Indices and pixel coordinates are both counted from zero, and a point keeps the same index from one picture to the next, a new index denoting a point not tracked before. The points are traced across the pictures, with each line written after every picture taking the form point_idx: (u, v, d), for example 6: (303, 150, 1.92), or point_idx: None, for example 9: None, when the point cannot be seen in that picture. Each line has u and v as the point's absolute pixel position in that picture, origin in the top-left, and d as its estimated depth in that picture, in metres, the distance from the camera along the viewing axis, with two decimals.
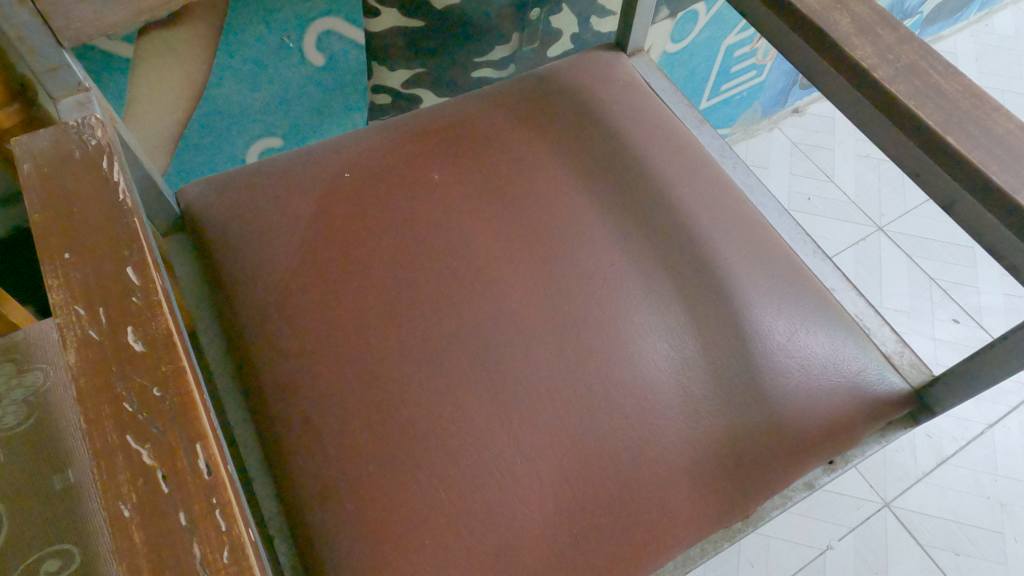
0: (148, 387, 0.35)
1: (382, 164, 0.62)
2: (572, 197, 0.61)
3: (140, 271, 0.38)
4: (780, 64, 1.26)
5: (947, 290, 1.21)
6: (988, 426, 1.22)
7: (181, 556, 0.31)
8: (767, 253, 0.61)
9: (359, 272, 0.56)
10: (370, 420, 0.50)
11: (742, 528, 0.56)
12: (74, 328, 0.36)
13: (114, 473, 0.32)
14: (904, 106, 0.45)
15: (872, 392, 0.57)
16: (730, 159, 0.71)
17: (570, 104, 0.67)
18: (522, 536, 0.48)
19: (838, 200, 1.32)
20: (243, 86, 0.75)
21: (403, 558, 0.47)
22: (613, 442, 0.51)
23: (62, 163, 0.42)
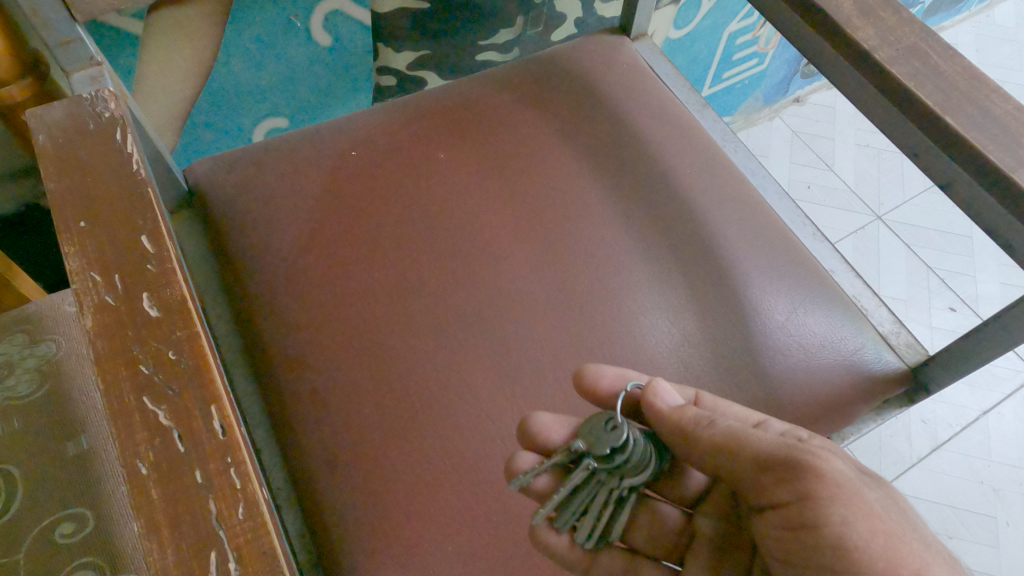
0: (163, 350, 0.35)
1: (388, 143, 0.63)
2: (576, 177, 0.62)
3: (154, 240, 0.39)
4: (781, 53, 1.27)
5: (944, 279, 1.22)
6: (983, 412, 1.22)
7: (199, 511, 0.32)
8: (767, 234, 0.62)
9: (366, 249, 0.57)
10: (376, 392, 0.51)
11: None
12: (90, 293, 0.37)
13: (132, 432, 0.33)
14: (903, 87, 0.46)
15: (869, 371, 0.57)
16: (732, 142, 0.72)
17: (574, 86, 0.68)
18: (527, 506, 0.49)
19: (837, 189, 1.33)
20: (250, 65, 0.75)
21: (409, 527, 0.47)
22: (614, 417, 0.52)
23: (78, 135, 0.42)
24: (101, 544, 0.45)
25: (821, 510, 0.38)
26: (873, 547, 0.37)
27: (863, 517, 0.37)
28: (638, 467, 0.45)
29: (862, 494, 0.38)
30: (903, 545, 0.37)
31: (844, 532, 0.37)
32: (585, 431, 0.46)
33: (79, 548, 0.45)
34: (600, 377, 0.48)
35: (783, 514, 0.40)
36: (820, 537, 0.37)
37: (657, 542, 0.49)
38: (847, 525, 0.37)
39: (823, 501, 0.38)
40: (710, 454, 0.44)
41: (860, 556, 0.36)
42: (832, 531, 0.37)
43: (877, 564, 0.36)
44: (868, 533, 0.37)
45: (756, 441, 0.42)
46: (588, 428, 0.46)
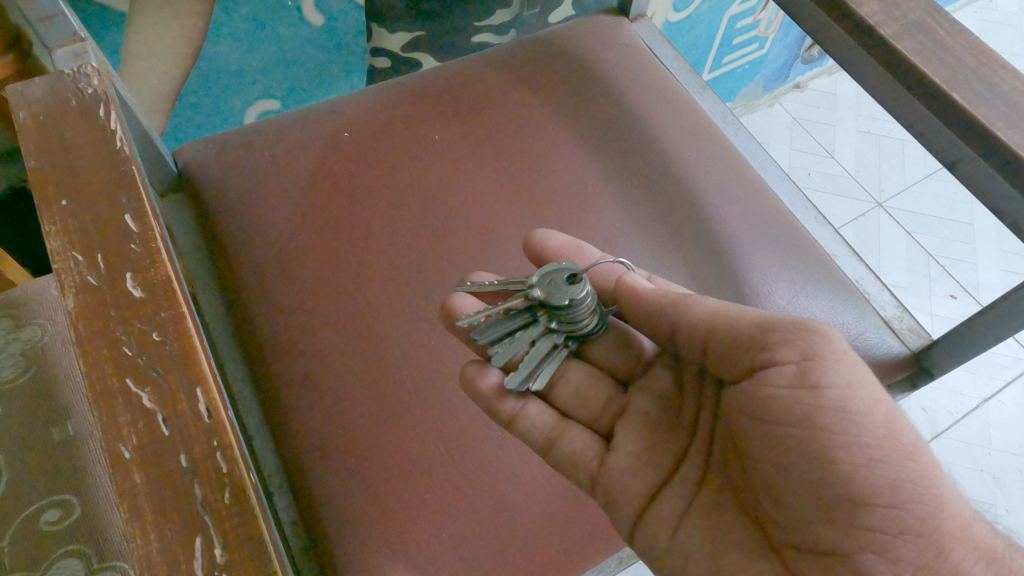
0: (148, 331, 0.34)
1: (382, 124, 0.61)
2: (573, 159, 0.61)
3: (138, 218, 0.38)
4: (782, 38, 1.25)
5: (945, 266, 1.20)
6: (983, 400, 1.13)
7: (182, 495, 0.31)
8: (768, 218, 0.61)
9: (359, 231, 0.56)
10: (370, 376, 0.50)
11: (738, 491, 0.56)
12: (72, 273, 0.36)
13: (115, 415, 0.32)
14: (910, 62, 0.45)
15: (871, 355, 0.56)
16: (732, 124, 0.71)
17: (572, 67, 0.66)
18: (523, 492, 0.48)
19: (837, 175, 1.31)
20: (241, 44, 0.76)
21: (402, 512, 0.46)
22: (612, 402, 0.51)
23: (59, 111, 0.41)
24: (89, 531, 0.44)
25: (824, 370, 0.37)
26: (876, 409, 0.36)
27: (865, 384, 0.37)
28: (576, 326, 0.50)
29: (862, 360, 0.38)
30: (901, 421, 0.37)
31: (850, 392, 0.36)
32: (542, 279, 0.51)
33: (66, 536, 0.44)
34: (549, 240, 0.52)
35: (775, 374, 0.38)
36: (822, 393, 0.36)
37: (592, 411, 0.50)
38: (858, 385, 0.37)
39: (829, 363, 0.37)
40: (698, 320, 0.43)
41: (863, 419, 0.36)
42: (833, 390, 0.36)
43: (879, 428, 0.36)
44: (873, 397, 0.36)
45: (756, 304, 0.41)
46: (548, 277, 0.51)
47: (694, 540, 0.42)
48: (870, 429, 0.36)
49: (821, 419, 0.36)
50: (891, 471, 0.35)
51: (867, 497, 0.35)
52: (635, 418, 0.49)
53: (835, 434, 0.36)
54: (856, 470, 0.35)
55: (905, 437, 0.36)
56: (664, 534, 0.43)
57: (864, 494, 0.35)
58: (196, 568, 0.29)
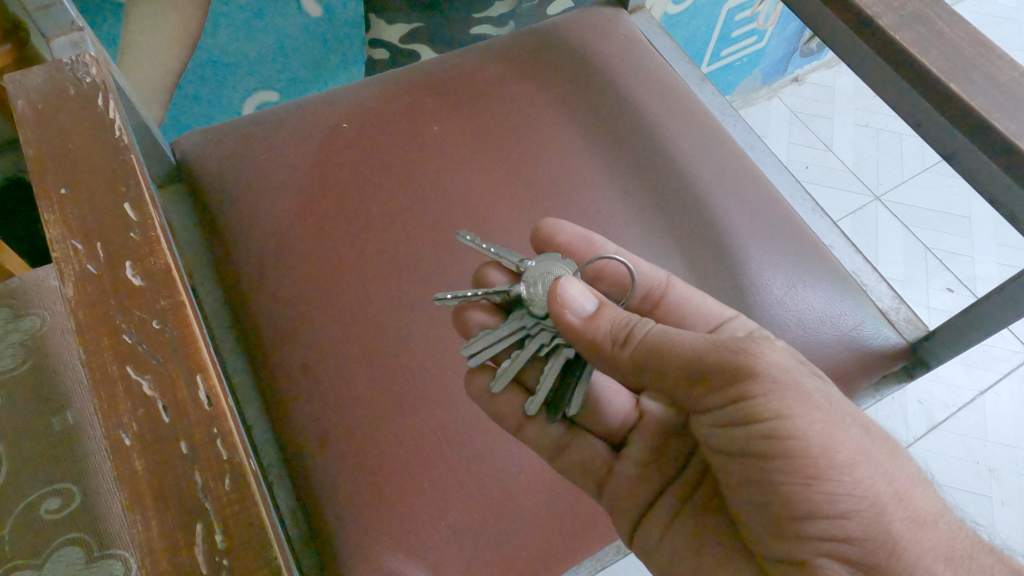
0: (148, 320, 0.34)
1: (380, 115, 0.61)
2: (571, 150, 0.61)
3: (137, 207, 0.38)
4: (781, 31, 1.25)
5: (942, 259, 1.20)
6: (979, 393, 1.12)
7: (183, 482, 0.31)
8: (765, 210, 0.61)
9: (357, 222, 0.56)
10: (368, 366, 0.50)
11: None
12: (71, 262, 0.36)
13: (115, 403, 0.32)
14: (908, 53, 0.45)
15: (868, 346, 0.56)
16: (731, 116, 0.71)
17: (570, 58, 0.66)
18: (521, 481, 0.48)
19: (836, 168, 1.31)
20: (239, 35, 0.76)
21: (400, 502, 0.46)
22: (625, 406, 0.53)
23: (57, 100, 0.41)
24: (89, 520, 0.44)
25: (755, 402, 0.37)
26: (813, 427, 0.36)
27: (796, 407, 0.37)
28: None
29: (794, 379, 0.38)
30: (840, 434, 0.37)
31: (782, 421, 0.37)
32: (528, 275, 0.48)
33: (67, 524, 0.44)
34: (559, 234, 0.51)
35: (718, 409, 0.40)
36: (757, 425, 0.37)
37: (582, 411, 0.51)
38: (787, 414, 0.37)
39: (758, 398, 0.37)
40: (629, 371, 0.41)
41: (799, 444, 0.36)
42: (765, 423, 0.37)
43: (813, 449, 0.36)
44: (804, 421, 0.36)
45: (678, 343, 0.40)
46: (533, 271, 0.48)
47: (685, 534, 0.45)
48: (811, 450, 0.36)
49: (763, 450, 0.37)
50: (836, 483, 0.36)
51: (822, 510, 0.36)
52: None
53: (777, 463, 0.37)
54: (802, 490, 0.36)
55: (848, 445, 0.36)
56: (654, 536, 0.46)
57: (817, 509, 0.36)
58: (198, 555, 0.30)
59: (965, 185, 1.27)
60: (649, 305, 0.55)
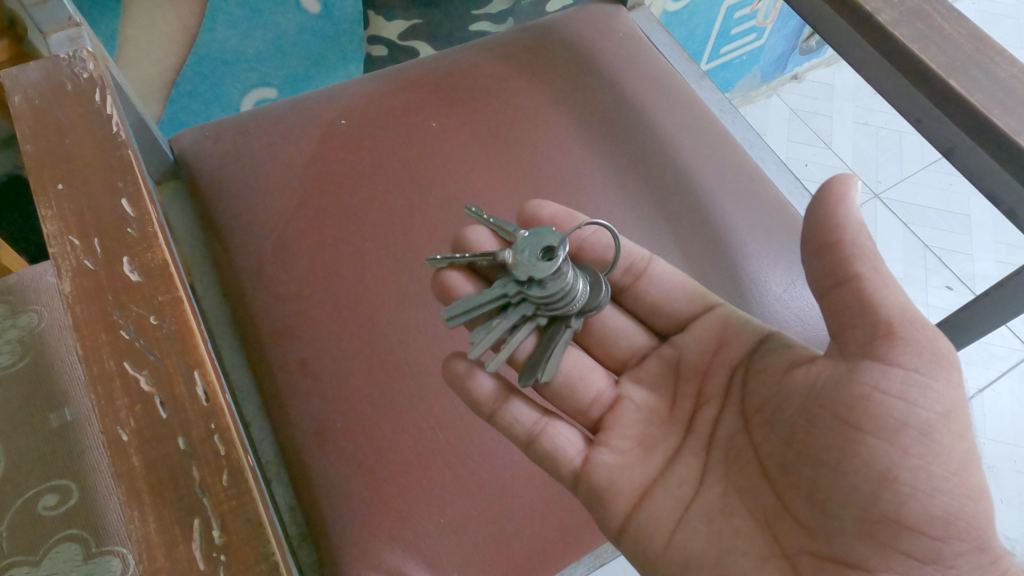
0: (145, 315, 0.34)
1: (378, 111, 0.61)
2: (570, 146, 0.61)
3: (134, 203, 0.38)
4: (780, 28, 1.26)
5: (942, 257, 1.20)
6: (977, 390, 1.12)
7: (180, 478, 0.31)
8: (764, 207, 0.61)
9: (355, 218, 0.56)
10: (366, 363, 0.50)
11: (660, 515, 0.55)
12: (68, 257, 0.36)
13: (112, 398, 0.32)
14: (907, 49, 0.45)
15: None
16: (730, 113, 0.71)
17: (569, 54, 0.66)
18: (519, 477, 0.48)
19: (835, 166, 1.31)
20: (236, 32, 0.76)
21: (398, 498, 0.46)
22: (601, 384, 0.51)
23: (54, 95, 0.41)
24: (86, 516, 0.44)
25: (886, 347, 0.36)
26: (937, 406, 0.36)
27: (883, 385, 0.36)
28: (553, 308, 0.47)
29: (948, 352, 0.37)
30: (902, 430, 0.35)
31: (909, 377, 0.36)
32: (517, 244, 0.49)
33: (64, 520, 0.44)
34: (543, 210, 0.52)
35: (847, 343, 0.38)
36: (879, 366, 0.36)
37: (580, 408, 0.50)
38: (919, 376, 0.36)
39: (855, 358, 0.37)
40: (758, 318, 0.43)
41: (917, 411, 0.35)
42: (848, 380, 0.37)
43: (877, 415, 0.35)
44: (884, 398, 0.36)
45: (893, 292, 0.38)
46: (523, 241, 0.49)
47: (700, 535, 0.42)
48: (924, 420, 0.35)
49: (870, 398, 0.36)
50: (925, 457, 0.35)
51: (897, 477, 0.35)
52: (631, 405, 0.49)
53: (876, 410, 0.36)
54: (891, 449, 0.35)
55: (960, 439, 0.36)
56: (660, 537, 0.43)
57: (892, 474, 0.35)
58: (195, 550, 0.30)
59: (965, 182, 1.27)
60: (630, 279, 0.55)
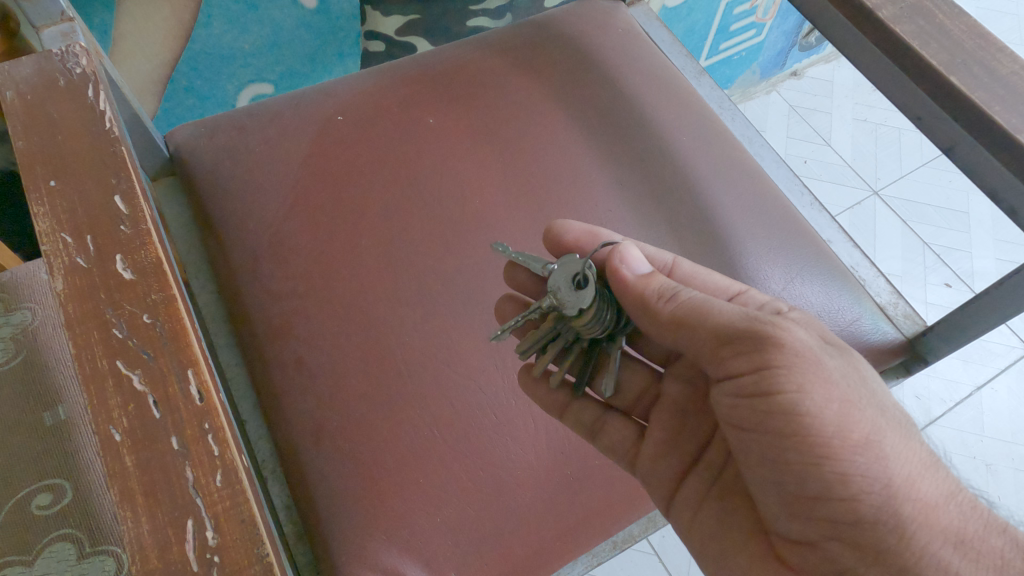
0: (138, 314, 0.34)
1: (375, 107, 0.61)
2: (568, 143, 0.60)
3: (128, 200, 0.37)
4: (780, 24, 1.25)
5: (940, 254, 1.20)
6: (976, 388, 1.12)
7: (173, 479, 0.30)
8: (764, 205, 0.60)
9: (352, 216, 0.55)
10: (362, 361, 0.50)
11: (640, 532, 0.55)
12: (60, 255, 0.35)
13: (105, 398, 0.32)
14: (908, 46, 0.44)
15: (865, 341, 0.56)
16: (730, 110, 0.70)
17: (567, 50, 0.66)
18: (516, 476, 0.48)
19: (834, 163, 1.30)
20: (232, 27, 0.75)
21: (395, 497, 0.46)
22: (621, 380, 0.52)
23: (46, 90, 0.40)
24: (81, 516, 0.44)
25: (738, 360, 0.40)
26: (790, 386, 0.37)
27: (817, 384, 0.37)
28: (600, 331, 0.47)
29: (789, 339, 0.38)
30: (855, 415, 0.37)
31: (762, 379, 0.38)
32: (553, 283, 0.46)
33: (58, 520, 0.44)
34: (567, 234, 0.50)
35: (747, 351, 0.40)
36: (744, 377, 0.40)
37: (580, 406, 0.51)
38: (770, 371, 0.38)
39: (780, 371, 0.38)
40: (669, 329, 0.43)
41: (777, 398, 0.38)
42: (786, 397, 0.37)
43: (828, 429, 0.37)
44: (822, 400, 0.37)
45: (717, 315, 0.41)
46: (556, 276, 0.47)
47: (714, 524, 0.45)
48: (787, 403, 0.37)
49: (748, 406, 0.39)
50: (801, 435, 0.37)
51: (787, 461, 0.38)
52: None
53: (753, 414, 0.39)
54: (772, 439, 0.38)
55: (823, 406, 0.37)
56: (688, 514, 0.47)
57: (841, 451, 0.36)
58: (188, 551, 0.29)
59: (964, 180, 1.27)
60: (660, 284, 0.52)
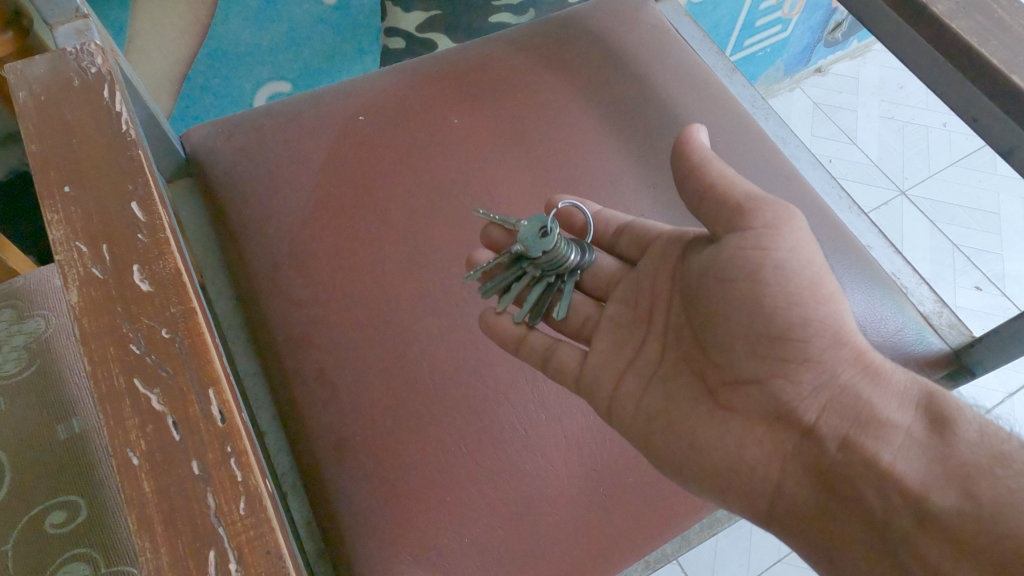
0: (156, 328, 0.32)
1: (397, 107, 0.59)
2: (597, 144, 0.58)
3: (145, 206, 0.36)
4: (806, 19, 1.22)
5: (970, 256, 1.16)
6: (1008, 395, 1.08)
7: (195, 506, 0.29)
8: (801, 208, 0.58)
9: (374, 219, 0.53)
10: (386, 372, 0.48)
11: (673, 553, 0.54)
12: (75, 265, 0.33)
13: (121, 418, 0.30)
14: (965, 44, 0.42)
15: (910, 352, 0.53)
16: (763, 109, 0.68)
17: (595, 48, 0.63)
18: (548, 494, 0.46)
19: (860, 162, 1.27)
20: (250, 23, 0.73)
21: (421, 516, 0.44)
22: None
23: (59, 91, 0.39)
24: (96, 534, 0.42)
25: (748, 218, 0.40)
26: (787, 245, 0.39)
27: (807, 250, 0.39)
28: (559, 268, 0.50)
29: (801, 216, 0.40)
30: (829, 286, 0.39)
31: (763, 234, 0.39)
32: (520, 236, 0.49)
33: (73, 539, 0.42)
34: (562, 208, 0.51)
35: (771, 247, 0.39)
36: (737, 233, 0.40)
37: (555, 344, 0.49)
38: (768, 229, 0.39)
39: (779, 231, 0.39)
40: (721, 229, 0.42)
41: (773, 251, 0.39)
42: (780, 253, 0.39)
43: (808, 285, 0.38)
44: (808, 265, 0.39)
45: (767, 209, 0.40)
46: (522, 231, 0.49)
47: None
48: (780, 256, 0.38)
49: (741, 260, 0.39)
50: (783, 283, 0.38)
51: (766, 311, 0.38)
52: None
53: (742, 263, 0.39)
54: (755, 285, 0.38)
55: (807, 262, 0.38)
56: (630, 404, 0.44)
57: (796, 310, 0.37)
58: None
59: (995, 180, 1.23)
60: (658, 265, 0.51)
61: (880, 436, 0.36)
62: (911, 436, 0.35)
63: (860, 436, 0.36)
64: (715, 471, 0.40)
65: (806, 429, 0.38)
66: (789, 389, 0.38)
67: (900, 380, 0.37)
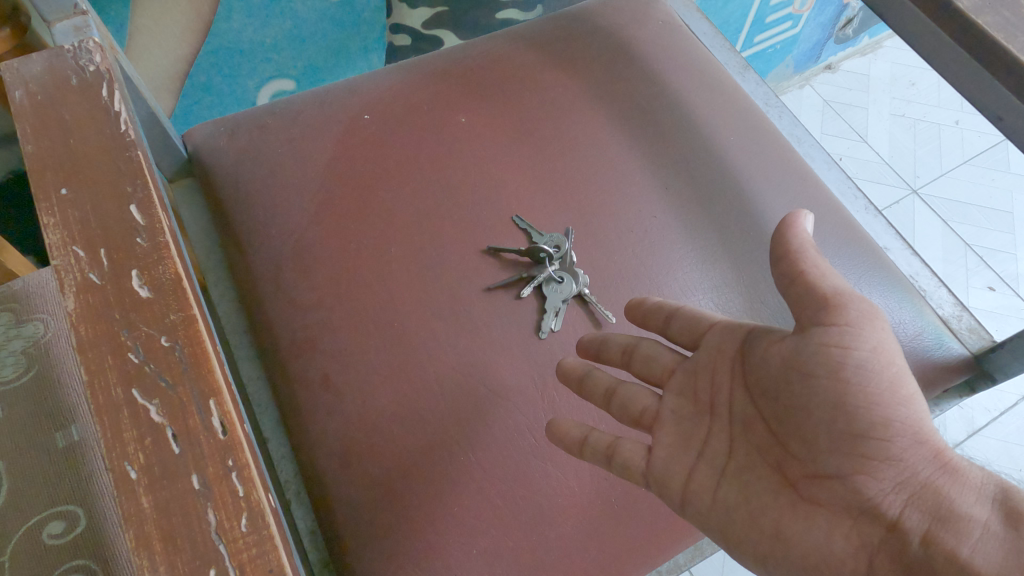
0: (156, 336, 0.31)
1: (403, 106, 0.58)
2: (607, 143, 0.57)
3: (144, 209, 0.34)
4: (816, 15, 1.21)
5: (983, 256, 1.15)
6: None
7: (195, 523, 0.28)
8: (817, 209, 0.57)
9: (380, 221, 0.52)
10: (391, 377, 0.47)
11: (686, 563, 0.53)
12: (72, 270, 0.32)
13: (119, 431, 0.29)
14: (991, 40, 0.40)
15: (929, 357, 0.52)
16: (776, 107, 0.66)
17: (605, 44, 0.62)
18: (558, 504, 0.44)
19: (871, 160, 1.25)
20: (253, 20, 0.72)
21: (428, 526, 0.43)
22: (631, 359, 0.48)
23: (56, 89, 0.38)
24: (95, 545, 0.41)
25: (811, 279, 0.35)
26: (867, 344, 0.33)
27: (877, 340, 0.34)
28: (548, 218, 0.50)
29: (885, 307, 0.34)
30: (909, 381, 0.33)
31: (842, 330, 0.34)
32: None
33: (71, 550, 0.41)
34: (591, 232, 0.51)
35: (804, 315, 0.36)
36: (800, 311, 0.36)
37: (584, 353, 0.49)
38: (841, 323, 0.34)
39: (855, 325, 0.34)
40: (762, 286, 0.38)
41: (851, 352, 0.33)
42: (859, 353, 0.33)
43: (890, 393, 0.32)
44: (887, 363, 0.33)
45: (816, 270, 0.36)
46: None
47: None
48: (860, 358, 0.33)
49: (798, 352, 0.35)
50: (863, 387, 0.32)
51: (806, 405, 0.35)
52: None
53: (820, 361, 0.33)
54: (835, 383, 0.33)
55: (888, 363, 0.33)
56: (703, 495, 0.38)
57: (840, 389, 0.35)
58: None
59: (1008, 179, 1.21)
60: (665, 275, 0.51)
61: (957, 528, 0.30)
62: (988, 530, 0.29)
63: (942, 532, 0.30)
64: (804, 568, 0.34)
65: (891, 527, 0.32)
66: (870, 484, 0.32)
67: (978, 475, 0.32)
